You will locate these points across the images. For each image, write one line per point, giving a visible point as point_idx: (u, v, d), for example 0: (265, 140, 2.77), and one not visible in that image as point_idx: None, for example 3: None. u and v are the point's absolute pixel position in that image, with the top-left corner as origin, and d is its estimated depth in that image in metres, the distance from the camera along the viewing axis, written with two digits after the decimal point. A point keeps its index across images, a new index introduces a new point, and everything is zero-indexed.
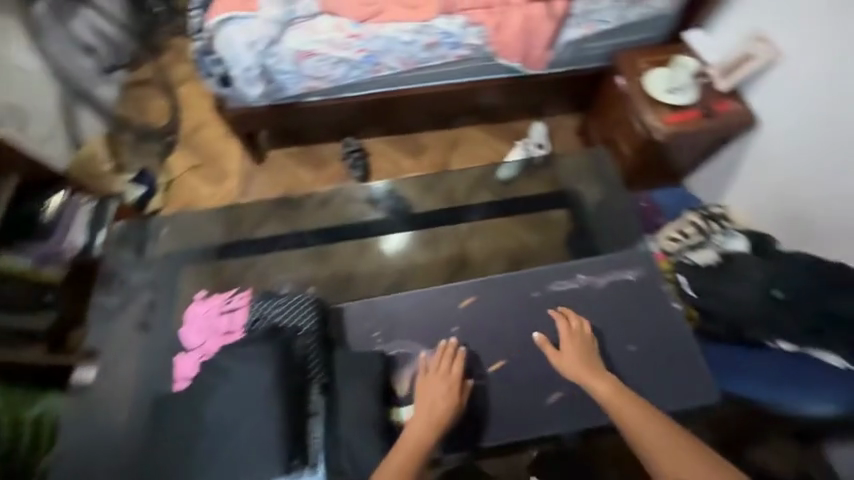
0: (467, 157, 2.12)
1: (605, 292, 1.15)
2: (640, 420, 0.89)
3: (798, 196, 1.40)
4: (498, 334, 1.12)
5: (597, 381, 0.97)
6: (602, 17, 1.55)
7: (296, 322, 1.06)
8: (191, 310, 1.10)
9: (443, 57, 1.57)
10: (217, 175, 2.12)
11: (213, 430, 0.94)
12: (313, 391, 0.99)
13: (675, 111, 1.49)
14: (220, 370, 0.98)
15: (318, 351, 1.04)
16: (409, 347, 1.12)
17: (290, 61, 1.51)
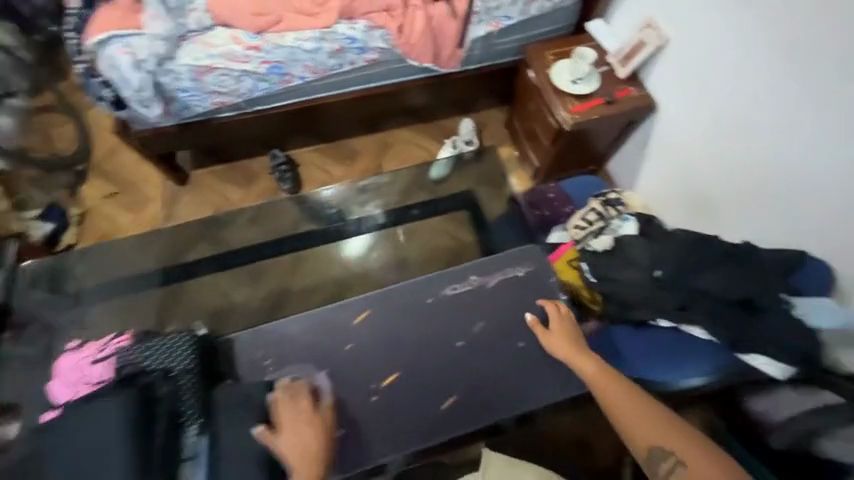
0: (399, 159, 2.11)
1: (496, 290, 1.14)
2: (625, 401, 0.90)
3: (693, 178, 1.50)
4: (393, 347, 1.07)
5: (586, 362, 0.96)
6: (505, 13, 1.58)
7: (167, 363, 0.95)
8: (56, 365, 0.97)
9: (353, 62, 1.55)
10: (136, 201, 2.00)
11: None
12: (188, 437, 0.89)
13: (581, 99, 1.54)
14: (55, 434, 0.81)
15: (193, 387, 0.94)
16: (297, 372, 1.04)
17: (189, 78, 1.44)
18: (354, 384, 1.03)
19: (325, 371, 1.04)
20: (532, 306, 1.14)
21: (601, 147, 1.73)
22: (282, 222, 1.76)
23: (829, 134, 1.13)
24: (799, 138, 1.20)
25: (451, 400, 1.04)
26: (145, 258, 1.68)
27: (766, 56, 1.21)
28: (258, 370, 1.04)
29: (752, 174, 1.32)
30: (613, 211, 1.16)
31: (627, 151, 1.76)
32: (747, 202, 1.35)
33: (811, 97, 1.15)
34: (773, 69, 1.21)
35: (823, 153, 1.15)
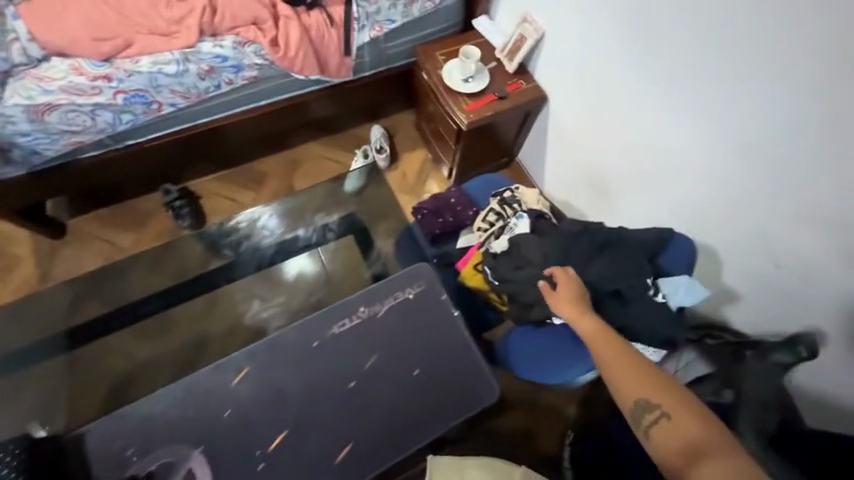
0: (311, 175, 1.99)
1: (389, 316, 1.04)
2: (614, 355, 0.84)
3: (585, 163, 1.55)
4: (276, 403, 0.94)
5: (582, 318, 0.91)
6: (387, 16, 1.53)
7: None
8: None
9: (229, 82, 1.41)
10: (1, 265, 1.71)
11: None
12: None
13: (474, 97, 1.54)
14: None
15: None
16: (169, 457, 0.89)
17: (25, 119, 1.24)
18: (233, 459, 0.89)
19: (200, 449, 0.89)
20: (429, 325, 1.04)
21: (506, 141, 1.75)
22: (185, 264, 1.56)
23: (681, 116, 1.19)
24: (659, 122, 1.25)
25: (345, 451, 0.92)
26: (15, 333, 1.41)
27: (624, 44, 1.25)
28: (119, 463, 0.88)
29: (629, 156, 1.38)
30: (510, 210, 1.17)
31: (531, 141, 1.80)
32: (630, 183, 1.42)
33: (663, 81, 1.19)
34: (631, 55, 1.24)
35: (680, 134, 1.21)
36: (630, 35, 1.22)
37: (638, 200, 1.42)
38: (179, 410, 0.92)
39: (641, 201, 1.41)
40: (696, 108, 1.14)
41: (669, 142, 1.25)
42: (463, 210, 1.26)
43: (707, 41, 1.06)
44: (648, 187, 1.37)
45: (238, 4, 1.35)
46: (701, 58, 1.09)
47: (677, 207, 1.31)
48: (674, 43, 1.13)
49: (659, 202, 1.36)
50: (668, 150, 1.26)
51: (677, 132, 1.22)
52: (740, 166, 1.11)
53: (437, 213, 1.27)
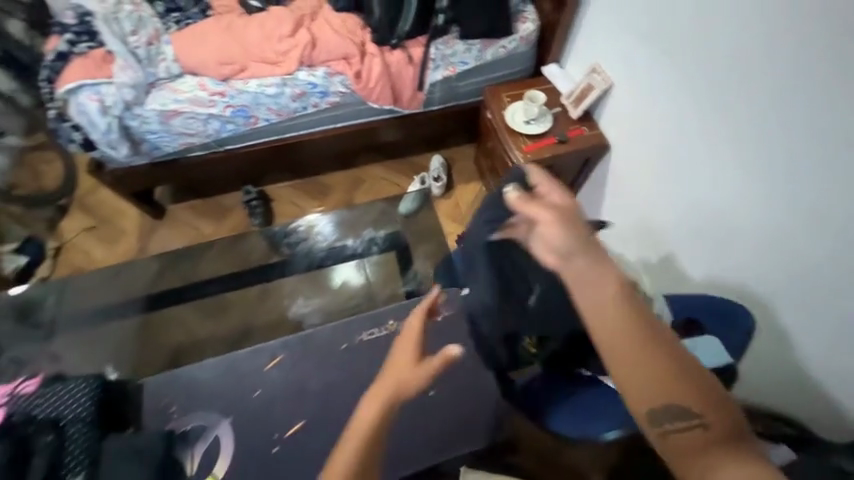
0: (370, 194, 2.15)
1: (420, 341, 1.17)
2: (624, 332, 0.60)
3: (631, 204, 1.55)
4: (299, 394, 1.02)
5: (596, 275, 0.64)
6: (460, 59, 1.66)
7: (61, 411, 0.90)
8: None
9: (315, 105, 1.62)
10: (113, 236, 2.05)
11: None
12: None
13: (532, 139, 1.57)
14: None
15: (83, 439, 0.88)
16: (201, 422, 0.99)
17: (156, 122, 1.52)
18: (258, 440, 0.97)
19: (228, 421, 0.99)
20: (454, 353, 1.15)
21: (564, 183, 1.76)
22: (250, 255, 1.76)
23: (722, 151, 1.18)
24: (697, 154, 1.26)
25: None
26: (113, 290, 1.67)
27: (664, 79, 1.31)
28: (163, 417, 1.00)
29: (672, 193, 1.36)
30: None
31: (588, 187, 1.78)
32: (673, 221, 1.38)
33: (693, 122, 1.24)
34: (670, 91, 1.29)
35: (722, 169, 1.19)
36: (670, 75, 1.28)
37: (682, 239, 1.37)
38: (218, 382, 1.04)
39: (683, 241, 1.36)
40: (738, 142, 1.14)
41: (711, 180, 1.23)
42: None
43: (743, 77, 1.09)
44: (691, 226, 1.32)
45: (334, 42, 1.55)
46: (734, 93, 1.12)
47: (722, 249, 1.25)
48: (712, 81, 1.17)
49: (704, 241, 1.30)
50: (709, 188, 1.24)
51: (709, 170, 1.23)
52: (784, 201, 1.07)
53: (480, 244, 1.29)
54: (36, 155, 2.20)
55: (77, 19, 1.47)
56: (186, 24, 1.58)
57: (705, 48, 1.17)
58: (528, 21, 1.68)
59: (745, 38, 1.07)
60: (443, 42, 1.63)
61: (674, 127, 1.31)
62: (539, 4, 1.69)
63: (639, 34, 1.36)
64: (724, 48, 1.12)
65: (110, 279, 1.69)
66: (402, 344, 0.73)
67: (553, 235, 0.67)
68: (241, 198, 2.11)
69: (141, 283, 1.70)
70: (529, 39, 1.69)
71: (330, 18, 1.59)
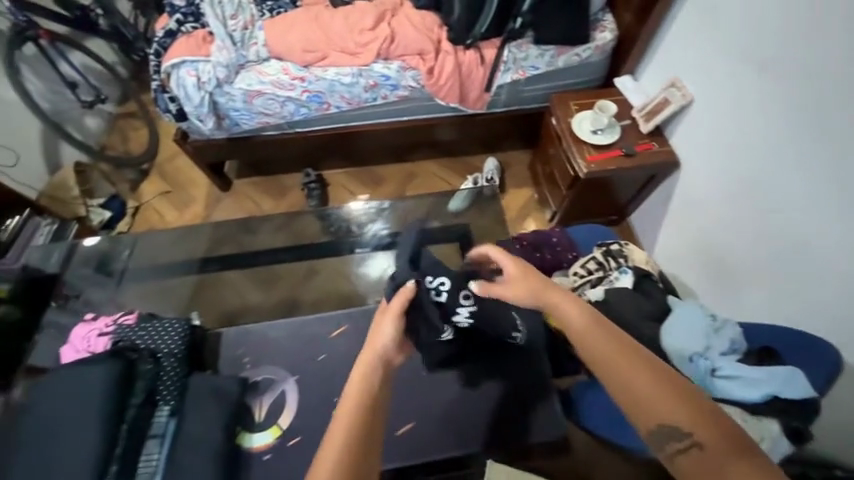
0: (421, 189, 2.19)
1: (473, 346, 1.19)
2: (610, 353, 0.76)
3: (694, 227, 1.51)
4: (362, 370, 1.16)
5: (567, 306, 0.83)
6: (532, 64, 1.66)
7: (157, 344, 1.03)
8: (76, 328, 1.09)
9: (385, 97, 1.69)
10: (183, 202, 2.20)
11: (48, 448, 0.91)
12: (162, 407, 1.02)
13: (596, 149, 1.55)
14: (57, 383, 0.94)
15: (175, 371, 1.03)
16: (271, 375, 1.10)
17: (241, 100, 1.64)
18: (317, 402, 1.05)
19: (295, 378, 1.10)
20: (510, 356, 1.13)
21: (623, 198, 1.72)
22: (305, 232, 1.85)
23: (758, 151, 1.25)
24: (748, 156, 1.28)
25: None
26: (180, 250, 1.79)
27: (716, 85, 1.36)
28: (237, 365, 1.11)
29: (722, 206, 1.39)
30: (614, 262, 1.14)
31: (648, 206, 1.73)
32: (727, 235, 1.38)
33: (745, 122, 1.28)
34: (721, 95, 1.35)
35: (762, 169, 1.25)
36: (719, 80, 1.34)
37: (737, 251, 1.36)
38: (287, 341, 1.14)
39: (740, 252, 1.34)
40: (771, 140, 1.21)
41: (755, 180, 1.27)
42: (562, 252, 1.27)
43: (761, 80, 1.22)
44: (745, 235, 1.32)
45: (412, 37, 1.60)
46: (775, 93, 1.18)
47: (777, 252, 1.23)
48: (738, 91, 1.29)
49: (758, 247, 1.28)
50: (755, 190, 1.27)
51: (760, 169, 1.25)
52: (831, 184, 1.08)
53: (536, 246, 1.29)
54: (126, 121, 2.36)
55: (186, 1, 1.61)
56: (277, 11, 1.69)
57: (749, 54, 1.24)
58: (606, 30, 1.66)
59: (781, 36, 1.15)
60: (517, 45, 1.63)
61: (720, 136, 1.37)
62: (619, 15, 1.66)
63: (691, 44, 1.44)
64: (765, 52, 1.20)
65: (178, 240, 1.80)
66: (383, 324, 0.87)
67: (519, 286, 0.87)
68: (300, 179, 2.22)
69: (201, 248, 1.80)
70: (604, 48, 1.66)
71: (410, 14, 1.65)
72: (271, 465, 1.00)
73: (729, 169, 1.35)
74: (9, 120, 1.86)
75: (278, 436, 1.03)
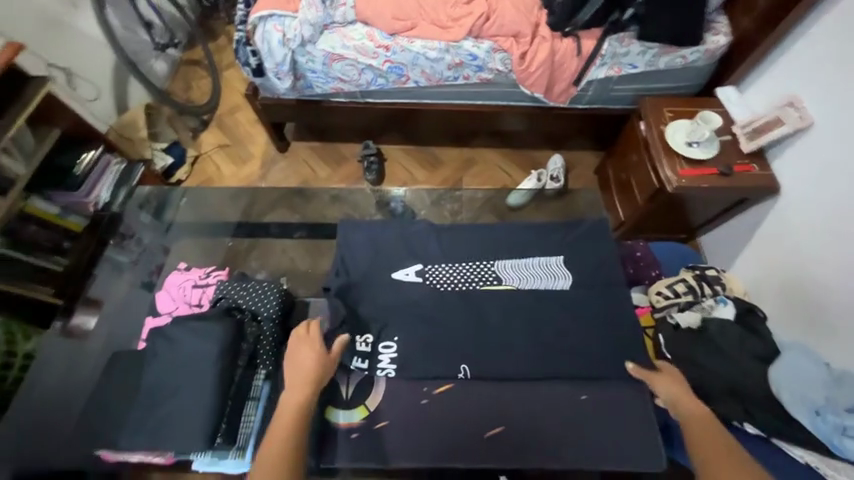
0: (479, 178, 2.02)
1: (556, 265, 1.09)
2: (710, 441, 0.79)
3: (790, 257, 1.39)
4: (418, 248, 1.10)
5: (688, 405, 0.87)
6: (630, 60, 1.56)
7: (257, 306, 0.99)
8: (171, 277, 1.14)
9: (467, 77, 1.61)
10: (239, 157, 2.11)
11: (153, 394, 0.90)
12: (260, 373, 0.97)
13: (690, 165, 1.45)
14: (164, 336, 0.93)
15: (272, 335, 0.98)
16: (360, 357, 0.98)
17: (320, 62, 1.59)
18: (399, 391, 0.94)
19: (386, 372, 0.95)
20: (586, 382, 0.95)
21: (704, 218, 1.61)
22: (361, 208, 1.61)
23: None
24: None
25: (495, 431, 0.90)
26: (231, 206, 1.67)
27: (827, 103, 1.27)
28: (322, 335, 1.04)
29: (814, 241, 1.31)
30: (708, 289, 1.14)
31: (728, 231, 1.62)
32: (825, 270, 1.27)
33: None
34: (834, 114, 1.26)
35: None
36: (830, 97, 1.26)
37: (831, 281, 1.26)
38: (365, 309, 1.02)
39: (840, 286, 1.23)
40: None
41: None
42: (646, 268, 1.28)
43: None
44: (846, 270, 1.21)
45: (508, 18, 1.53)
46: None
47: None
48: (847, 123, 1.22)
49: None
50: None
51: None
52: None
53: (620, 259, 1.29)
54: (191, 69, 2.33)
55: None
56: None
57: None
58: (718, 34, 1.53)
59: None
60: (618, 38, 1.53)
61: (829, 165, 1.27)
62: (736, 18, 1.53)
63: (803, 57, 1.34)
64: None
65: (230, 197, 1.69)
66: (300, 349, 0.90)
67: (685, 401, 0.87)
68: (357, 151, 2.09)
69: (243, 208, 1.66)
70: (711, 53, 1.54)
71: None
72: (359, 444, 0.90)
73: (824, 200, 1.29)
74: (87, 53, 1.84)
75: (365, 417, 0.92)
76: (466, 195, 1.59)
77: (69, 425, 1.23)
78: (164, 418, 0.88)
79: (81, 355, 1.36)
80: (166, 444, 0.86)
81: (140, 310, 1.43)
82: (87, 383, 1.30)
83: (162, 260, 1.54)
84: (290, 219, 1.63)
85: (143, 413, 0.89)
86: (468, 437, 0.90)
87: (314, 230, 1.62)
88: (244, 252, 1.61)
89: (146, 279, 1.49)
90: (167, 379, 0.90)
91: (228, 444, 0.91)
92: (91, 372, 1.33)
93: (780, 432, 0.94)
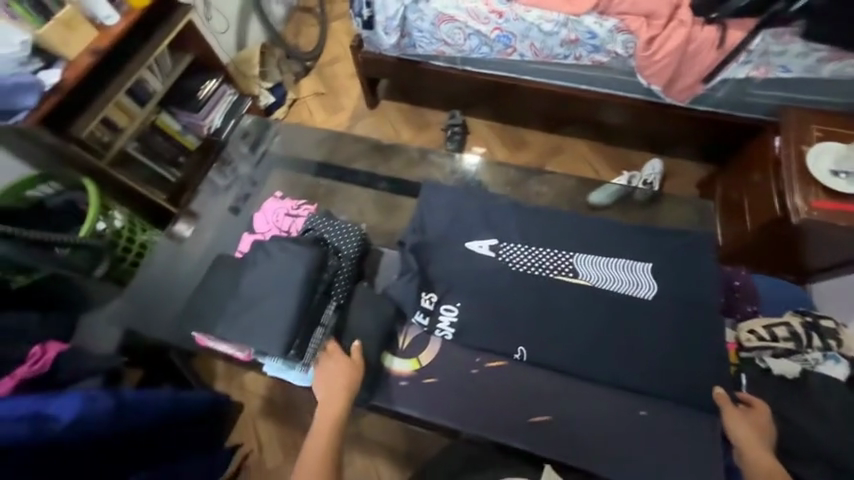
0: (565, 166, 1.91)
1: (642, 272, 1.01)
2: None
3: None
4: (496, 223, 1.08)
5: (760, 455, 0.83)
6: (782, 63, 1.34)
7: (339, 243, 1.08)
8: (267, 203, 1.25)
9: (580, 57, 1.49)
10: (332, 107, 2.20)
11: (246, 298, 1.01)
12: (331, 304, 1.02)
13: (829, 196, 1.22)
14: (262, 249, 1.04)
15: (348, 271, 1.06)
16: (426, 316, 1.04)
17: (429, 22, 1.57)
18: (455, 355, 0.97)
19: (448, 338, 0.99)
20: (648, 398, 0.92)
21: (827, 262, 1.37)
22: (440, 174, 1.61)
23: None
24: None
25: (540, 418, 0.91)
26: (321, 151, 1.77)
27: None
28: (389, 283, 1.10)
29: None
30: (817, 340, 0.99)
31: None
32: None
33: None
34: None
35: None
36: None
37: None
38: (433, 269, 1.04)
39: None
40: None
41: None
42: (741, 301, 1.14)
43: None
44: None
45: None
46: None
47: None
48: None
49: None
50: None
51: None
52: None
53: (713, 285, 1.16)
54: (304, 16, 2.45)
55: None
56: None
57: None
58: None
59: None
60: (775, 33, 1.30)
61: None
62: None
63: None
64: None
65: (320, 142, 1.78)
66: (331, 370, 0.93)
67: (754, 446, 0.84)
68: (443, 119, 2.07)
69: (332, 155, 1.75)
70: None
71: None
72: (407, 392, 0.95)
73: None
74: None
75: (416, 370, 0.97)
76: (550, 181, 1.52)
77: (163, 313, 1.43)
78: (251, 321, 0.98)
79: (182, 255, 1.56)
80: (250, 343, 0.97)
81: (231, 229, 1.59)
82: (180, 283, 1.50)
83: (254, 189, 1.69)
84: (371, 173, 1.70)
85: (235, 312, 1.01)
86: (512, 415, 0.91)
87: (391, 188, 1.67)
88: (324, 195, 1.71)
89: (239, 203, 1.65)
90: (259, 287, 1.00)
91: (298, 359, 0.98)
92: (186, 273, 1.52)
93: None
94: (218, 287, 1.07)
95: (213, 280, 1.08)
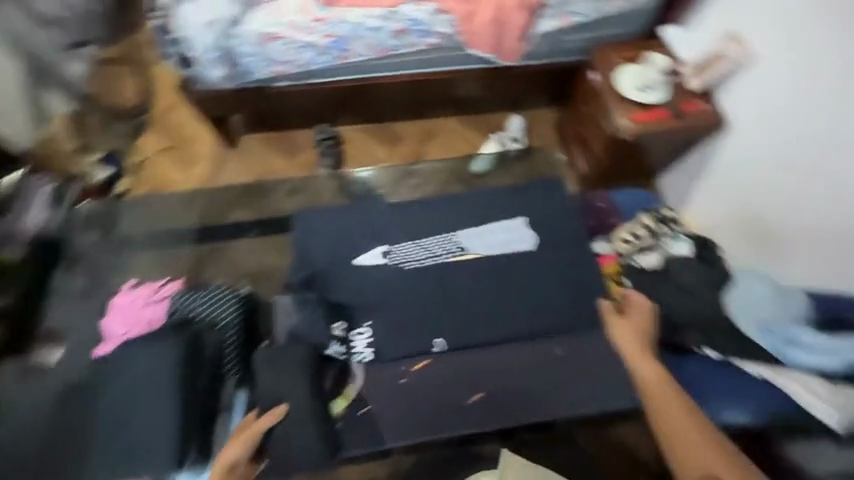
0: (442, 148, 1.95)
1: (518, 228, 1.14)
2: (670, 405, 0.85)
3: (739, 190, 1.46)
4: (380, 229, 1.12)
5: (645, 364, 0.93)
6: (576, 9, 1.54)
7: (214, 316, 1.06)
8: (114, 300, 1.09)
9: (413, 44, 1.55)
10: (185, 159, 1.95)
11: (119, 418, 0.93)
12: (227, 381, 1.03)
13: (644, 108, 1.48)
14: (120, 359, 0.97)
15: (233, 341, 1.06)
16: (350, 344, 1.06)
17: (254, 44, 1.49)
18: (381, 373, 1.02)
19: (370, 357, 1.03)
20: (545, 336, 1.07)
21: (661, 161, 1.65)
22: (323, 196, 1.54)
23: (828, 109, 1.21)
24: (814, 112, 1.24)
25: (476, 396, 1.00)
26: (186, 212, 1.57)
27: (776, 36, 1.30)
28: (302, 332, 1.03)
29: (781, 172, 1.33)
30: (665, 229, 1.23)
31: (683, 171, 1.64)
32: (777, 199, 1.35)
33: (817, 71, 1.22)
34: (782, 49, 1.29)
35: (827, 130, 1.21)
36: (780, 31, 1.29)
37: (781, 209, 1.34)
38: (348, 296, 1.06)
39: (792, 214, 1.31)
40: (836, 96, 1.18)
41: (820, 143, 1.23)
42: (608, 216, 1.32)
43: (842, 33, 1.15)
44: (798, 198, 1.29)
45: None
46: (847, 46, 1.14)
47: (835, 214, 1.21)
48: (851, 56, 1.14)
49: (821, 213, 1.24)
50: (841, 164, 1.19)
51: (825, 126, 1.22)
52: None
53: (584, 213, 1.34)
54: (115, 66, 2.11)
55: None
56: None
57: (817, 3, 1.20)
58: None
59: None
60: None
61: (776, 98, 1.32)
62: None
63: None
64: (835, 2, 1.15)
65: (181, 203, 1.58)
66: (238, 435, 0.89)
67: (633, 350, 0.96)
68: (312, 135, 1.91)
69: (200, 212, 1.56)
70: None
71: None
72: (346, 431, 0.96)
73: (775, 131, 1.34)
74: None
75: (346, 407, 0.98)
76: (427, 168, 1.56)
77: None
78: (136, 438, 0.92)
79: None
80: (143, 464, 0.90)
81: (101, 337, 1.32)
82: None
83: (116, 281, 1.43)
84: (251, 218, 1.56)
85: (113, 438, 0.92)
86: (449, 404, 0.99)
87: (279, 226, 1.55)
88: (206, 258, 1.52)
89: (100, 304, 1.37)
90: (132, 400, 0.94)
91: (204, 460, 0.95)
92: None
93: (737, 351, 1.06)
94: (78, 418, 0.93)
95: (69, 414, 0.93)
